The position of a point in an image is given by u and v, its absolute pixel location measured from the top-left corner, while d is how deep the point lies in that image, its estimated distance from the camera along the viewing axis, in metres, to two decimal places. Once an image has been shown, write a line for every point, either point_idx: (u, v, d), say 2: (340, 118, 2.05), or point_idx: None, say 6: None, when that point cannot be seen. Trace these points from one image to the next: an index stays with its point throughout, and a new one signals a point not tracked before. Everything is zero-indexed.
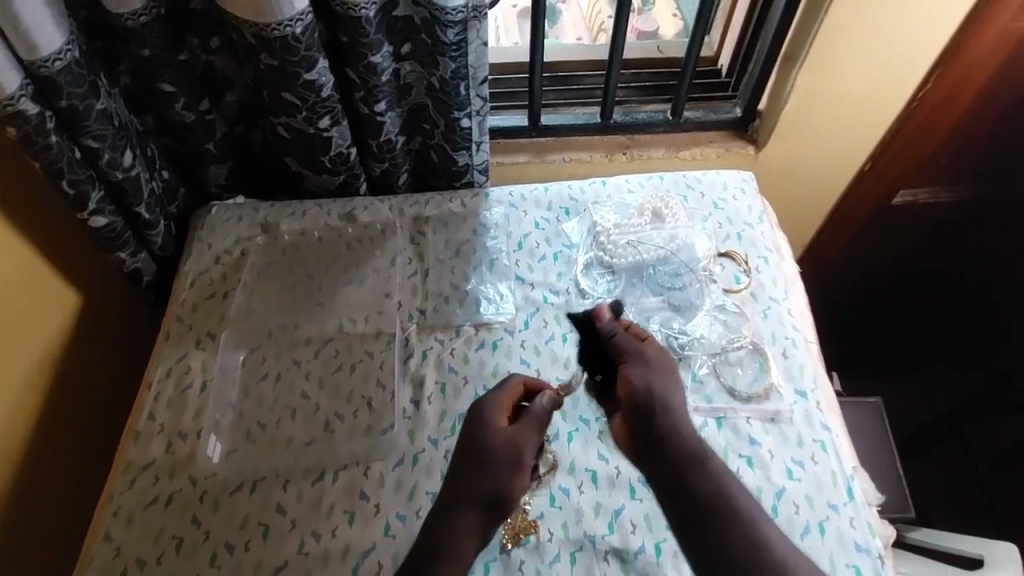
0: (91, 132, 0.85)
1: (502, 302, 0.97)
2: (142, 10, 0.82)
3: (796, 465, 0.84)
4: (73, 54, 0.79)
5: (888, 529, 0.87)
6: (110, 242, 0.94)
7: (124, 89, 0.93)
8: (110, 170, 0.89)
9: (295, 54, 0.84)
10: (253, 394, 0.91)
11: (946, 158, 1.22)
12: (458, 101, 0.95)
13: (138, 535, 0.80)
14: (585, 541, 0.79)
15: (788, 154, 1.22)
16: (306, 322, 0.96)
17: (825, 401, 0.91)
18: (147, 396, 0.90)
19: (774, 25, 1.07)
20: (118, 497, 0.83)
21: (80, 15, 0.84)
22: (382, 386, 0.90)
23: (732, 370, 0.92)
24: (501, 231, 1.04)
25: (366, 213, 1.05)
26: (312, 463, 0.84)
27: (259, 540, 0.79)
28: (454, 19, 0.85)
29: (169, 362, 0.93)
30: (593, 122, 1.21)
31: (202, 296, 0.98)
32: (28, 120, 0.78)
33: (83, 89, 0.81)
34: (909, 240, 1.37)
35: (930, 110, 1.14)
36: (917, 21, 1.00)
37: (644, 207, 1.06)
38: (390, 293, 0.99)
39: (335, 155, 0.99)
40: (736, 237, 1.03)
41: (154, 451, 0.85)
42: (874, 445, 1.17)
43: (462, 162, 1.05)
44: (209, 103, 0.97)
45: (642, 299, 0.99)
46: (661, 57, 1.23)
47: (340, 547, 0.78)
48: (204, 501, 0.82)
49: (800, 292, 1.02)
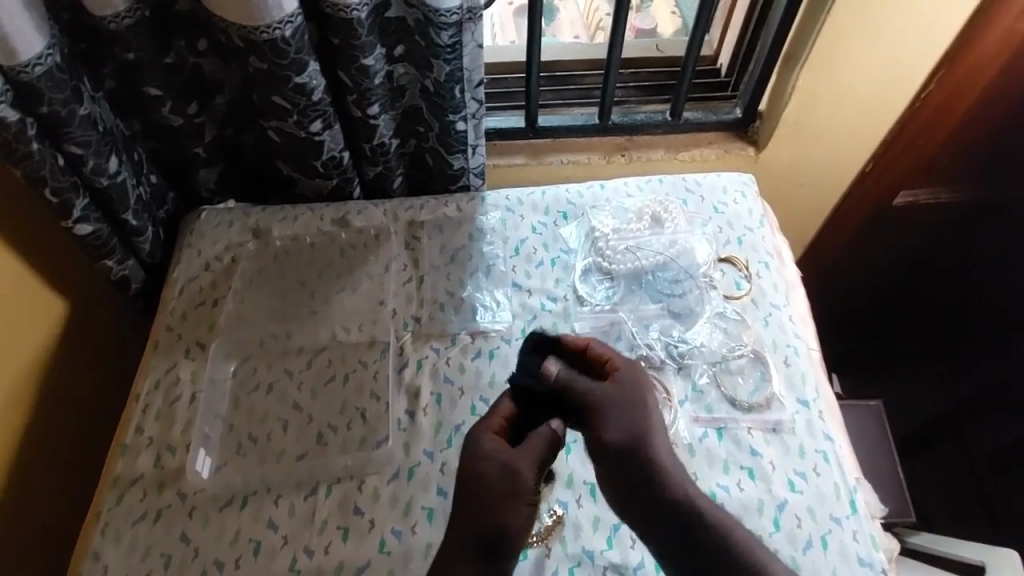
0: (74, 138, 0.82)
1: (498, 310, 0.95)
2: (125, 12, 0.79)
3: (798, 477, 0.83)
4: (55, 58, 0.77)
5: (892, 542, 0.85)
6: (96, 250, 0.92)
7: (109, 93, 0.90)
8: (95, 177, 0.87)
9: (285, 57, 0.82)
10: (244, 405, 0.89)
11: (947, 158, 1.19)
12: (453, 104, 0.93)
13: (125, 553, 0.78)
14: (583, 556, 0.78)
15: (789, 155, 1.21)
16: (298, 331, 0.94)
17: (827, 411, 0.89)
18: (135, 408, 0.88)
19: (775, 26, 1.05)
20: (106, 513, 0.81)
21: (61, 17, 0.82)
22: (377, 397, 0.88)
23: (733, 379, 0.90)
24: (498, 236, 1.02)
25: (360, 218, 1.03)
26: (304, 477, 0.82)
27: (250, 556, 0.78)
28: (449, 20, 0.83)
29: (157, 372, 0.91)
30: (591, 123, 1.19)
31: (191, 304, 0.96)
32: (8, 127, 0.76)
33: (65, 95, 0.79)
34: (912, 241, 1.34)
35: (935, 108, 1.10)
36: (920, 23, 0.98)
37: (643, 211, 1.03)
38: (385, 300, 0.97)
39: (327, 158, 0.97)
40: (736, 242, 1.01)
41: (143, 465, 0.84)
42: (872, 451, 1.15)
43: (457, 166, 1.03)
44: (197, 106, 0.94)
45: (641, 305, 0.97)
46: (660, 56, 1.21)
47: (333, 563, 0.77)
48: (193, 517, 0.80)
49: (801, 298, 1.01)
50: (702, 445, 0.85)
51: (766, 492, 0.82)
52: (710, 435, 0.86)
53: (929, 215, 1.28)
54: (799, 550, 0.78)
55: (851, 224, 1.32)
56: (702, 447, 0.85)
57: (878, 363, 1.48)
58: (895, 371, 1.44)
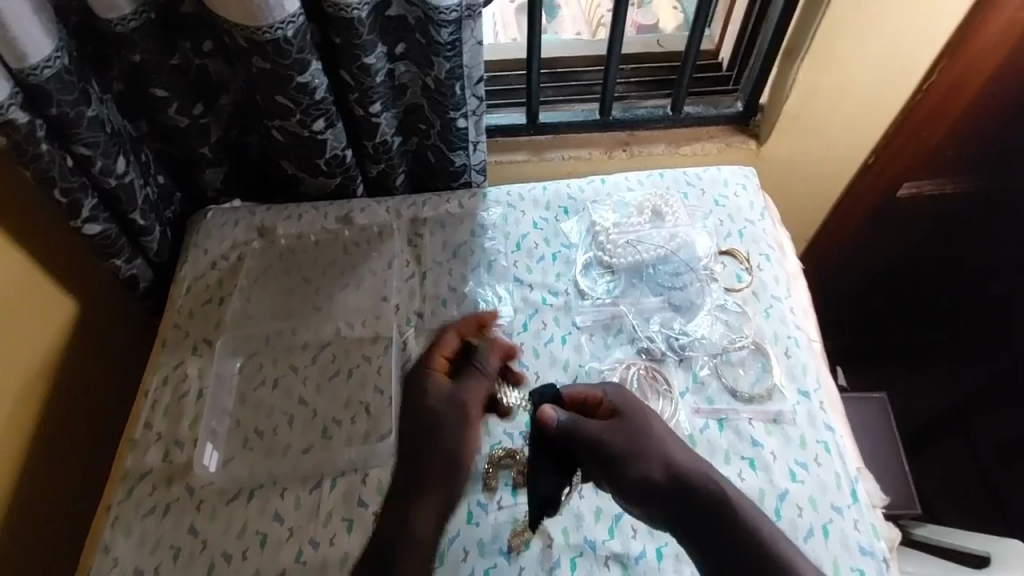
0: (82, 140, 0.84)
1: (499, 304, 0.96)
2: (131, 14, 0.81)
3: (799, 467, 0.83)
4: (62, 61, 0.78)
5: (893, 530, 0.85)
6: (105, 250, 0.94)
7: (116, 95, 0.92)
8: (103, 177, 0.88)
9: (287, 56, 0.83)
10: (250, 400, 0.90)
11: (952, 149, 1.18)
12: (454, 101, 0.94)
13: (136, 545, 0.80)
14: (585, 546, 0.78)
15: (790, 149, 1.21)
16: (303, 327, 0.96)
17: (829, 401, 0.90)
18: (144, 404, 0.90)
19: (775, 20, 1.05)
20: (116, 506, 0.82)
21: (70, 21, 0.84)
22: (380, 391, 0.90)
23: (734, 371, 0.91)
24: (500, 231, 1.03)
25: (363, 215, 1.04)
26: (310, 470, 0.84)
27: (257, 548, 0.79)
28: (448, 18, 0.84)
29: (166, 368, 0.92)
30: (593, 119, 1.19)
31: (199, 301, 0.98)
32: (18, 128, 0.78)
33: (73, 97, 0.81)
34: (918, 234, 1.33)
35: (937, 98, 1.10)
36: (919, 16, 0.99)
37: (644, 205, 1.04)
38: (388, 296, 0.98)
39: (330, 157, 0.98)
40: (737, 236, 1.02)
41: (152, 460, 0.85)
42: (878, 443, 1.14)
43: (459, 163, 1.04)
44: (203, 107, 0.96)
45: (642, 299, 0.98)
46: (661, 51, 1.22)
47: (338, 555, 0.78)
48: (201, 510, 0.82)
49: (803, 290, 1.01)
50: (703, 436, 0.86)
51: (766, 482, 0.82)
52: (711, 426, 0.87)
53: (935, 207, 1.27)
54: (800, 538, 0.78)
55: (855, 217, 1.33)
56: (703, 438, 0.85)
57: (881, 355, 1.48)
58: (899, 364, 1.44)
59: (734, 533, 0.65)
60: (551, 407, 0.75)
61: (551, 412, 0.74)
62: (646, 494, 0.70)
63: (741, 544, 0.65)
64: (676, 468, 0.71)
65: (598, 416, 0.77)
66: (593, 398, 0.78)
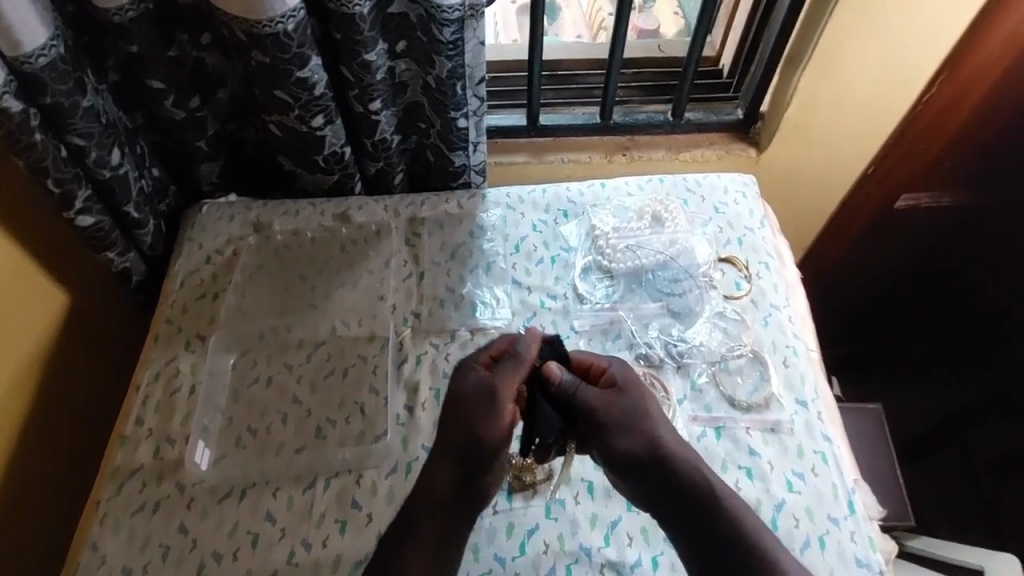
0: (77, 130, 0.82)
1: (498, 306, 0.96)
2: (129, 5, 0.79)
3: (796, 478, 0.83)
4: (58, 50, 0.77)
5: (889, 544, 0.85)
6: (98, 243, 0.92)
7: (112, 86, 0.91)
8: (98, 169, 0.87)
9: (287, 51, 0.82)
10: (243, 398, 0.89)
11: (949, 163, 1.18)
12: (455, 101, 0.93)
13: (125, 543, 0.78)
14: (581, 553, 0.78)
15: (790, 157, 1.21)
16: (298, 325, 0.95)
17: (826, 411, 0.90)
18: (135, 399, 0.88)
19: (776, 29, 1.05)
20: (106, 502, 0.81)
21: (66, 10, 0.82)
22: (376, 391, 0.89)
23: (732, 379, 0.91)
24: (498, 233, 1.02)
25: (361, 213, 1.02)
26: (303, 470, 0.83)
27: (248, 549, 0.78)
28: (451, 17, 0.83)
29: (158, 364, 0.91)
30: (592, 123, 1.19)
31: (192, 297, 0.96)
32: (12, 117, 0.76)
33: (68, 86, 0.79)
34: (915, 244, 1.32)
35: (938, 109, 1.10)
36: (919, 28, 0.99)
37: (644, 210, 1.04)
38: (385, 296, 0.97)
39: (328, 154, 0.97)
40: (736, 243, 1.02)
41: (142, 457, 0.84)
42: (871, 454, 1.15)
43: (458, 163, 1.03)
44: (200, 100, 0.94)
45: (641, 304, 0.97)
46: (662, 56, 1.22)
47: (330, 556, 0.77)
48: (192, 508, 0.80)
49: (801, 300, 1.01)
50: (700, 443, 0.85)
51: (764, 492, 0.82)
52: (708, 434, 0.86)
53: (931, 220, 1.27)
54: (796, 550, 0.78)
55: (852, 229, 1.34)
56: (700, 446, 0.85)
57: (875, 365, 1.48)
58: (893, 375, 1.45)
59: (717, 524, 0.67)
60: (558, 365, 0.78)
61: (556, 370, 0.76)
62: (632, 469, 0.72)
63: (724, 536, 0.66)
64: (662, 448, 0.72)
65: (599, 384, 0.79)
66: (597, 367, 0.80)
